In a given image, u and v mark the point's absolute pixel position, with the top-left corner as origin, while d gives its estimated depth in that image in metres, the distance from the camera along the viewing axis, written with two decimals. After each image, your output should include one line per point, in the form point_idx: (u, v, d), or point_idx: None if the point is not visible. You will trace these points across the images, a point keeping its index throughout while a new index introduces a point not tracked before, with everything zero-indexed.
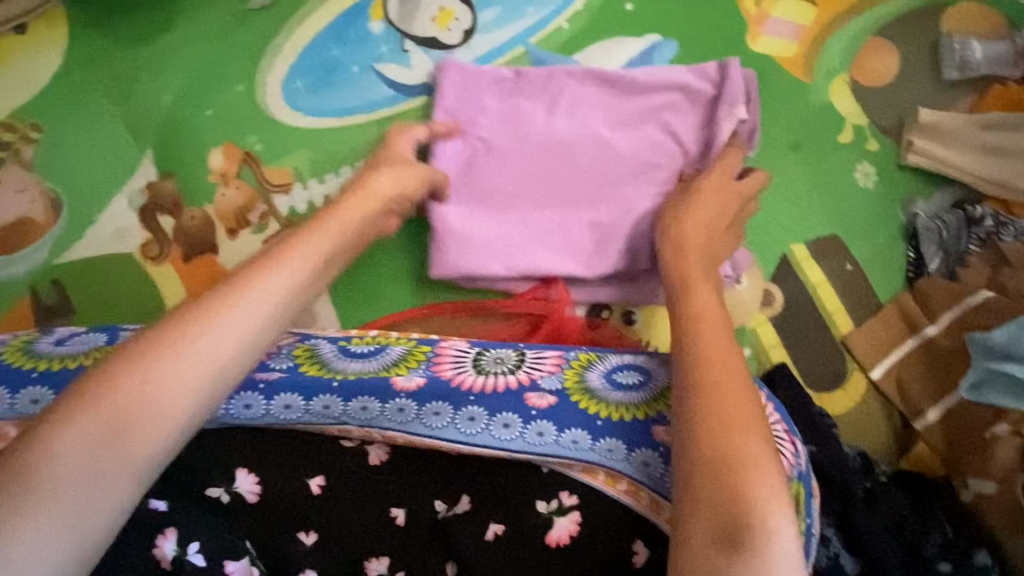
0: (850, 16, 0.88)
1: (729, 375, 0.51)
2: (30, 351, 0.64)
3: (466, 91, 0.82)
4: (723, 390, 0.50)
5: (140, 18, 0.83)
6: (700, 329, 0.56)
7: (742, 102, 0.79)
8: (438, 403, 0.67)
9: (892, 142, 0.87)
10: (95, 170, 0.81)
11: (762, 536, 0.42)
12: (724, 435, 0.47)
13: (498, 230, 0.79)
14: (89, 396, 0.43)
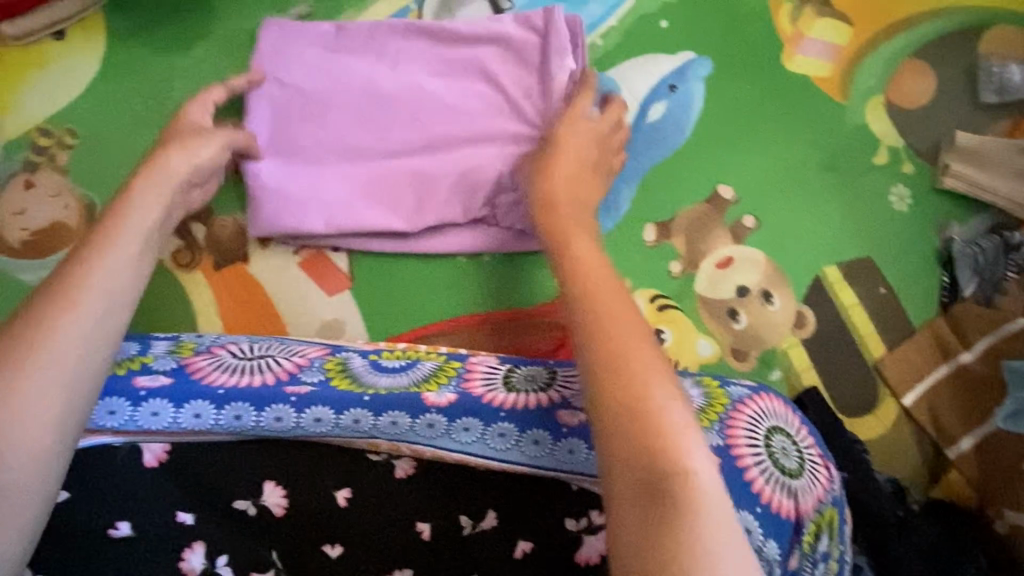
0: (887, 37, 0.88)
1: (630, 330, 0.52)
2: None
3: (284, 42, 0.80)
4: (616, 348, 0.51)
5: (178, 27, 0.84)
6: (586, 293, 0.56)
7: (569, 52, 0.76)
8: (469, 419, 0.66)
9: (929, 165, 0.86)
10: (129, 176, 0.81)
11: (679, 486, 0.45)
12: (629, 388, 0.49)
13: (310, 182, 0.78)
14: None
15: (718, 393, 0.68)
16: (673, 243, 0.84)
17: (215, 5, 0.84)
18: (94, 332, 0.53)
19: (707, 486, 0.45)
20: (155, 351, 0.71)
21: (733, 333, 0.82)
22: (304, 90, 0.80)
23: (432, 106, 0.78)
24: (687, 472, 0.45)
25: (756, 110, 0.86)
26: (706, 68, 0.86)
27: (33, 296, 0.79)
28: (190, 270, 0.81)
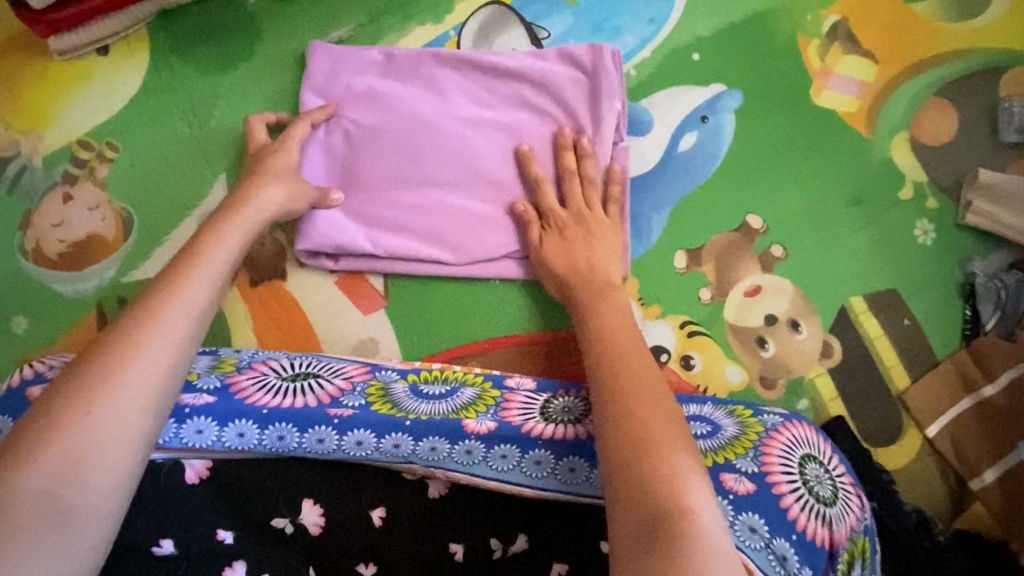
0: (911, 75, 0.90)
1: (644, 389, 0.56)
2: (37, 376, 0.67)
3: (335, 71, 0.82)
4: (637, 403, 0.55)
5: (221, 45, 0.85)
6: (612, 363, 0.60)
7: (619, 94, 0.80)
8: (506, 446, 0.66)
9: (952, 201, 0.88)
10: (168, 191, 0.82)
11: (685, 526, 0.45)
12: (637, 435, 0.52)
13: (360, 210, 0.80)
14: (49, 422, 0.48)
15: (750, 422, 0.69)
16: (702, 271, 0.85)
17: (258, 25, 0.85)
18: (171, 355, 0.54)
19: (710, 528, 0.46)
20: (197, 370, 0.73)
21: (761, 360, 0.83)
22: (347, 119, 0.81)
23: (477, 145, 0.81)
24: (688, 512, 0.46)
25: (784, 143, 0.88)
26: (737, 100, 0.89)
27: (69, 306, 0.80)
28: None
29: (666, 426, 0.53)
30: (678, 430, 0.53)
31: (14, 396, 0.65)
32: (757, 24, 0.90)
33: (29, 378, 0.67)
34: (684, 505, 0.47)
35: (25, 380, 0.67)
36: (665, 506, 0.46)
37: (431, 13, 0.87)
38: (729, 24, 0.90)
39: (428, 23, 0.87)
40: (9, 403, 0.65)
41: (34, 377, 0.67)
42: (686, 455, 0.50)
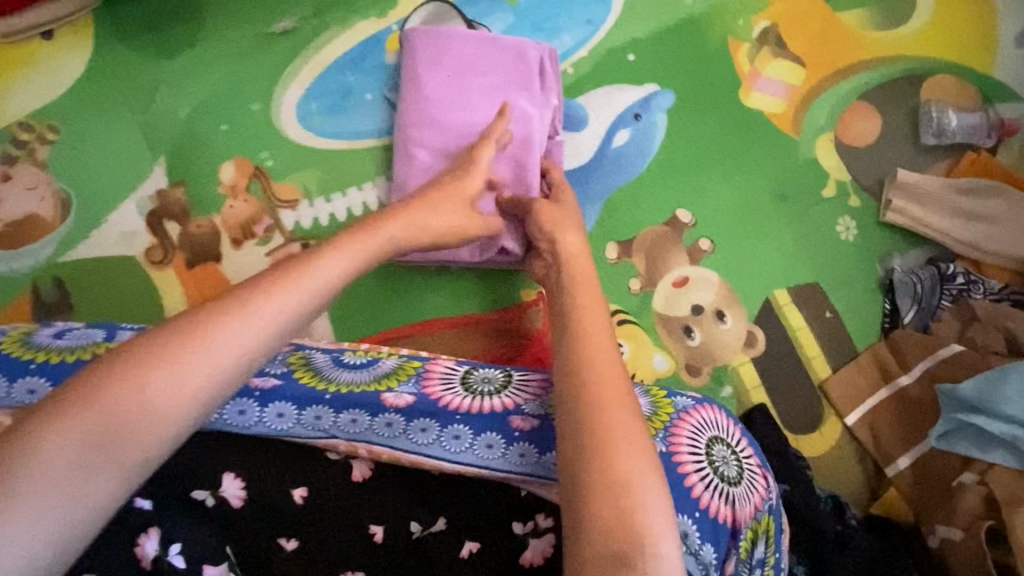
0: (838, 80, 0.94)
1: (614, 389, 0.49)
2: (29, 342, 0.66)
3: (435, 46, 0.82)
4: (605, 391, 0.49)
5: (166, 33, 0.87)
6: (585, 345, 0.53)
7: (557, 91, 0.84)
8: (425, 419, 0.67)
9: (873, 200, 0.91)
10: (108, 173, 0.83)
11: (647, 552, 0.41)
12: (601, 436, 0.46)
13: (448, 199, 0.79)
14: (78, 403, 0.37)
15: (664, 403, 0.71)
16: (633, 262, 0.88)
17: (203, 14, 0.88)
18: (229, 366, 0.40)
19: (665, 549, 0.42)
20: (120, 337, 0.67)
21: (688, 349, 0.86)
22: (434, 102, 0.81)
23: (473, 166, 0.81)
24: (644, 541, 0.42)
25: (715, 142, 0.91)
26: (670, 99, 0.92)
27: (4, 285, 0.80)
28: (161, 267, 0.82)
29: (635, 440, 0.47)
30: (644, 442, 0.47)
31: (7, 360, 0.64)
32: (691, 27, 0.94)
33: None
34: (647, 530, 0.42)
35: None
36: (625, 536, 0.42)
37: (375, 8, 0.90)
38: (664, 27, 0.93)
39: (372, 17, 0.89)
40: None
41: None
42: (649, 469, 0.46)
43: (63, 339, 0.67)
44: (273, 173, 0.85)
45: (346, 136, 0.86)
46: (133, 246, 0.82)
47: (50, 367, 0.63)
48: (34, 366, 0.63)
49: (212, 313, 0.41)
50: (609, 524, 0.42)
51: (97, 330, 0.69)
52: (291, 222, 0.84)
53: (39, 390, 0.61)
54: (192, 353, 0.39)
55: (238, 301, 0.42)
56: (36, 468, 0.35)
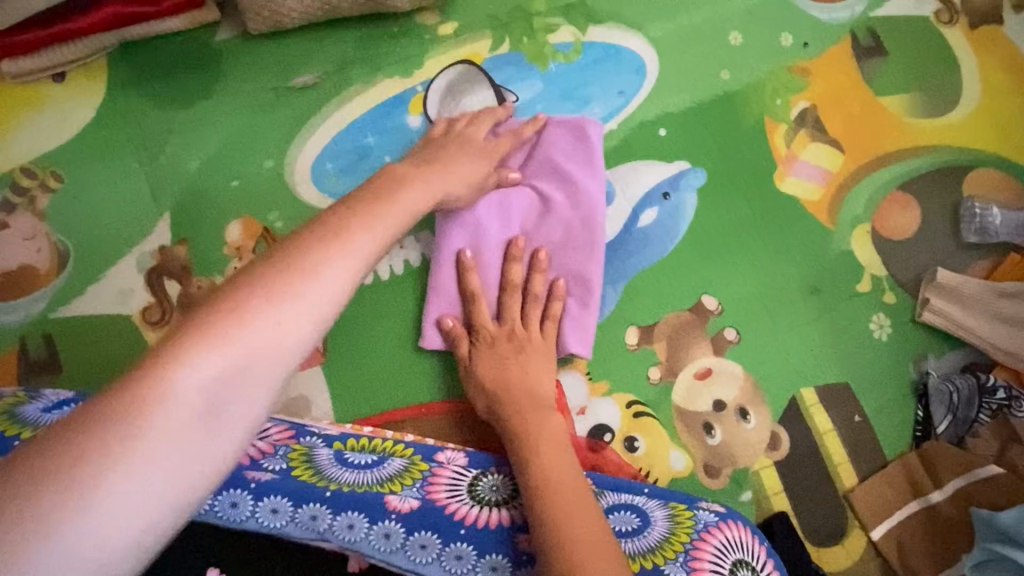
0: (877, 167, 0.90)
1: (588, 539, 0.57)
2: (15, 415, 0.62)
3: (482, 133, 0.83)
4: (573, 527, 0.58)
5: (181, 82, 0.83)
6: (547, 489, 0.63)
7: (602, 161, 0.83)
8: (427, 534, 0.62)
9: (909, 297, 0.87)
10: (109, 226, 0.79)
11: None
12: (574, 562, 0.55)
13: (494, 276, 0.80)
14: (210, 337, 0.41)
15: (683, 519, 0.68)
16: (653, 348, 0.83)
17: (221, 64, 0.84)
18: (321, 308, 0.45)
19: None
20: None
21: (706, 448, 0.81)
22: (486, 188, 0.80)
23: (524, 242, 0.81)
24: None
25: (746, 226, 0.87)
26: (700, 178, 0.88)
27: None
28: (158, 328, 0.77)
29: (598, 545, 0.57)
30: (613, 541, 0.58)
31: None
32: (727, 104, 0.90)
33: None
34: None
35: None
36: None
37: (399, 69, 0.87)
38: (697, 102, 0.90)
39: (396, 76, 0.87)
40: None
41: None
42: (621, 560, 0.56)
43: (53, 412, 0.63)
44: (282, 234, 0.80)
45: None
46: (129, 304, 0.78)
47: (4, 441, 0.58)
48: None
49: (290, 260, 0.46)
50: None
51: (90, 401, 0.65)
52: None
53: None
54: (289, 302, 0.44)
55: (317, 245, 0.49)
56: (181, 392, 0.39)
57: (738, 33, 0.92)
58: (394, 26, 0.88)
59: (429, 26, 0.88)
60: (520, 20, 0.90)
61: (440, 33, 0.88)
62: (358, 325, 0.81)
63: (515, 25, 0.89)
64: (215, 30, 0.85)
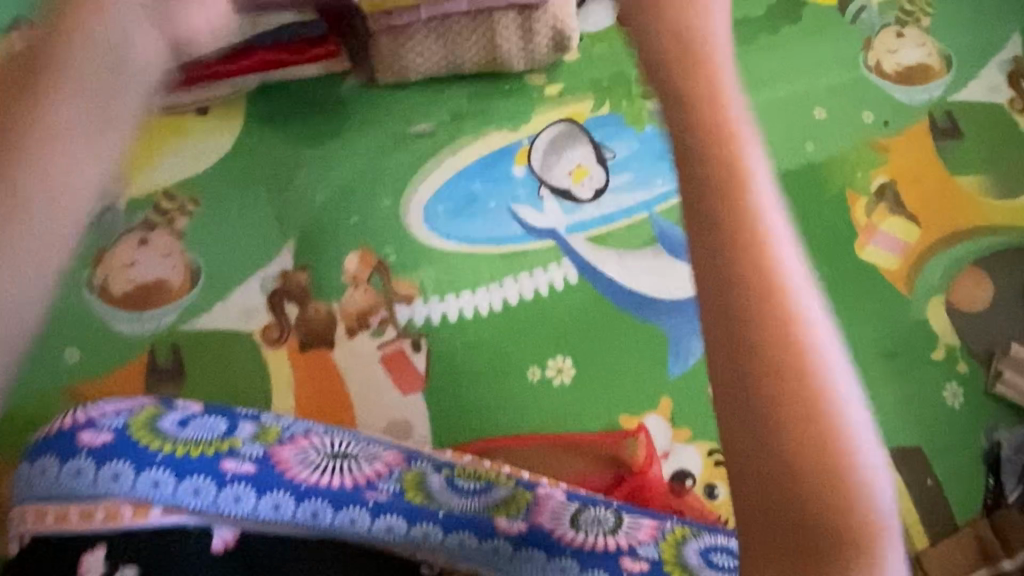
0: (952, 241, 0.94)
1: (796, 325, 0.40)
2: (157, 431, 0.70)
3: None
4: (774, 296, 0.40)
5: (312, 122, 0.91)
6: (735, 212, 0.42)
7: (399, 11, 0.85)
8: (532, 549, 0.67)
9: (982, 368, 0.90)
10: (238, 250, 0.86)
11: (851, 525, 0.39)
12: (775, 350, 0.39)
13: None
14: None
15: None
16: None
17: (348, 109, 0.92)
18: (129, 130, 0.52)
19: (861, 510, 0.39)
20: (240, 435, 0.72)
21: None
22: None
23: None
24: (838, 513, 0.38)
25: (827, 289, 0.91)
26: None
27: (123, 347, 0.82)
28: (276, 347, 0.83)
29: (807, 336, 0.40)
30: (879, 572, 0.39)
31: (133, 446, 0.69)
32: (811, 174, 0.96)
33: (79, 423, 0.71)
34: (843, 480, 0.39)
35: (77, 425, 0.71)
36: (823, 497, 0.38)
37: (508, 122, 0.94)
38: (782, 170, 0.96)
39: (505, 129, 0.94)
40: (58, 445, 0.70)
41: (86, 422, 0.71)
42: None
43: (186, 429, 0.72)
44: (395, 267, 0.87)
45: (464, 239, 0.90)
46: (251, 323, 0.84)
47: (172, 458, 0.68)
48: (159, 458, 0.68)
49: (21, 142, 0.46)
50: (792, 453, 0.39)
51: (218, 421, 0.73)
52: (406, 317, 0.86)
53: (163, 484, 0.66)
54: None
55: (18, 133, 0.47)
56: None
57: (822, 108, 0.99)
58: (505, 83, 0.95)
59: (536, 86, 0.95)
60: (620, 84, 0.96)
61: (547, 93, 0.95)
62: (461, 357, 0.85)
63: (615, 90, 0.96)
64: (345, 79, 0.93)
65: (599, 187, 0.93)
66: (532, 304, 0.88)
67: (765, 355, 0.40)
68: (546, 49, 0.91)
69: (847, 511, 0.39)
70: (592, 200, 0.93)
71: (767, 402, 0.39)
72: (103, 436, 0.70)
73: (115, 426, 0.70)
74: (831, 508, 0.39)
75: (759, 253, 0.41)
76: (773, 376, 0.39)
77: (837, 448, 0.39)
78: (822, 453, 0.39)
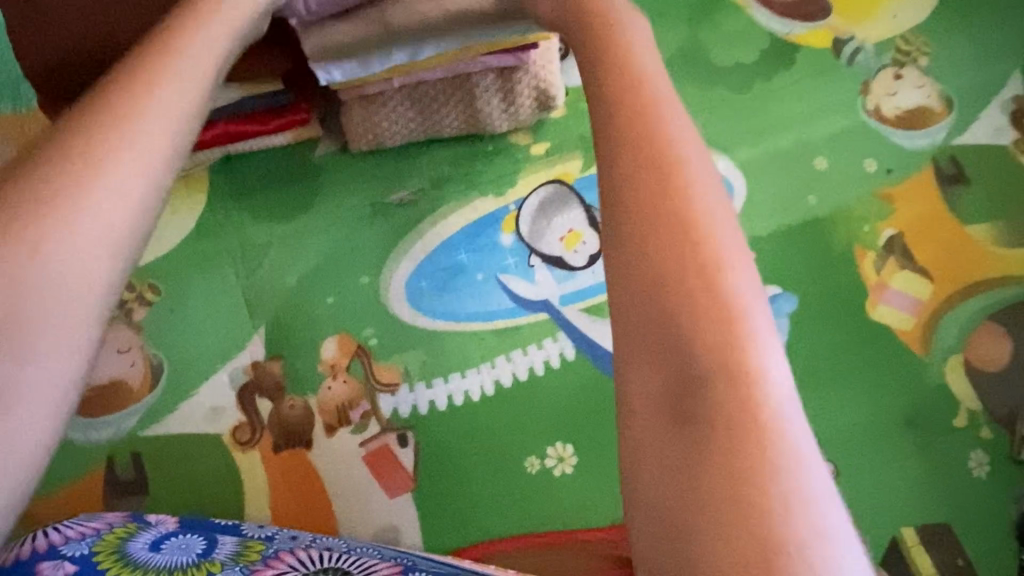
0: (968, 294, 0.89)
1: (688, 235, 0.40)
2: (126, 556, 0.61)
3: None
4: (662, 209, 0.41)
5: (282, 195, 0.85)
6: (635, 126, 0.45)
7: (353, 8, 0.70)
8: None
9: (1007, 433, 0.84)
10: (205, 342, 0.79)
11: (749, 439, 0.34)
12: (667, 262, 0.39)
13: None
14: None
15: None
16: None
17: (319, 178, 0.86)
18: (124, 211, 0.44)
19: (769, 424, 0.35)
20: (219, 555, 0.63)
21: None
22: None
23: None
24: (745, 422, 0.34)
25: (838, 354, 0.86)
26: (791, 304, 0.88)
27: (80, 456, 0.75)
28: (247, 448, 0.76)
29: (703, 248, 0.39)
30: (769, 459, 0.33)
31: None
32: (815, 229, 0.91)
33: (39, 552, 0.61)
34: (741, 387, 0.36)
35: (36, 553, 0.61)
36: (720, 403, 0.35)
37: (493, 186, 0.87)
38: (783, 227, 0.91)
39: (490, 195, 0.87)
40: None
41: (46, 550, 0.61)
42: (808, 518, 0.32)
43: (159, 553, 0.63)
44: (376, 352, 0.80)
45: (450, 316, 0.82)
46: (220, 423, 0.77)
47: None
48: None
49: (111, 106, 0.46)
50: (685, 365, 0.37)
51: (196, 542, 0.66)
52: (390, 407, 0.79)
53: None
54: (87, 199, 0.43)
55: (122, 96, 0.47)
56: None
57: (823, 158, 0.94)
58: (487, 144, 0.88)
59: (521, 146, 0.89)
60: None
61: (531, 152, 0.89)
62: (451, 451, 0.78)
63: None
64: (316, 145, 0.87)
65: (593, 253, 0.86)
66: (527, 385, 0.81)
67: (642, 211, 0.42)
68: (529, 109, 0.85)
69: (735, 392, 0.36)
70: (586, 267, 0.85)
71: (652, 264, 0.40)
72: (65, 566, 0.59)
73: (80, 554, 0.61)
74: (719, 386, 0.36)
75: (662, 192, 0.42)
76: (662, 283, 0.39)
77: (735, 354, 0.36)
78: (715, 360, 0.36)
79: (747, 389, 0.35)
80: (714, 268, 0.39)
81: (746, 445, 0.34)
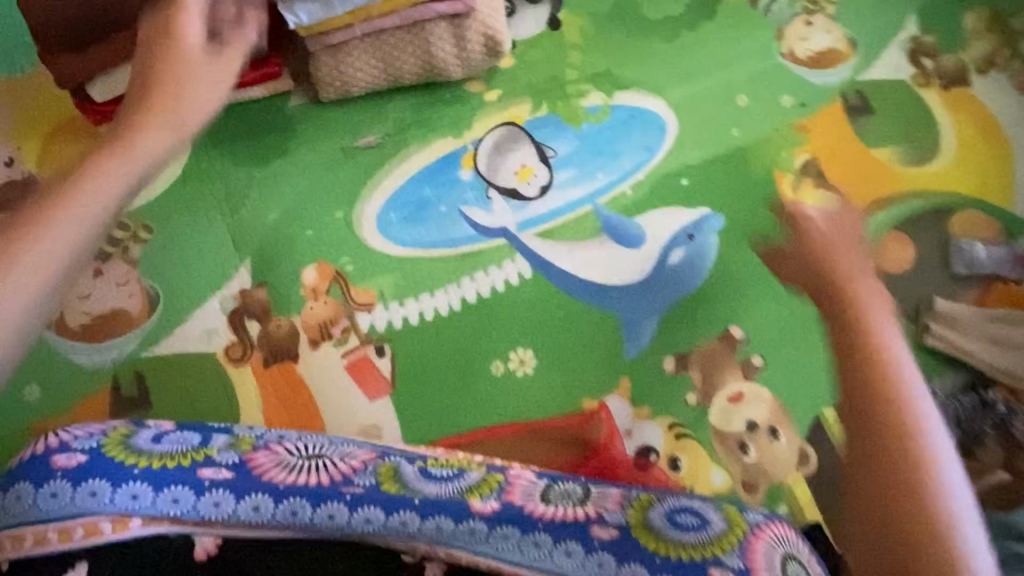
0: (875, 208, 1.01)
1: (896, 394, 0.56)
2: (132, 446, 0.69)
3: None
4: (891, 381, 0.57)
5: (261, 144, 0.94)
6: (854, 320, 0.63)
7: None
8: (507, 527, 0.63)
9: (912, 323, 0.96)
10: (196, 274, 0.88)
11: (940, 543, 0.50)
12: (880, 414, 0.56)
13: None
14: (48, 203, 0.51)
15: (736, 518, 0.63)
16: (689, 375, 0.88)
17: (293, 128, 0.95)
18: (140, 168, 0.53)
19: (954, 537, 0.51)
20: (215, 444, 0.72)
21: (743, 465, 0.85)
22: None
23: None
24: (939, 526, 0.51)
25: None
26: (719, 222, 0.96)
27: (86, 377, 0.84)
28: (239, 364, 0.85)
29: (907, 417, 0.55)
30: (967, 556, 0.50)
31: (108, 462, 0.67)
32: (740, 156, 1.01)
33: (52, 447, 0.68)
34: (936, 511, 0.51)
35: (48, 449, 0.68)
36: (913, 514, 0.51)
37: (452, 129, 0.97)
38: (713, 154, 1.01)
39: (449, 136, 0.97)
40: (30, 471, 0.66)
41: (58, 445, 0.68)
42: None
43: (161, 444, 0.71)
44: (352, 277, 0.89)
45: (418, 243, 0.92)
46: (213, 343, 0.85)
47: (153, 471, 0.67)
48: (137, 471, 0.67)
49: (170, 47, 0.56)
50: (898, 492, 0.52)
51: (192, 435, 0.73)
52: (367, 323, 0.88)
53: (143, 495, 0.65)
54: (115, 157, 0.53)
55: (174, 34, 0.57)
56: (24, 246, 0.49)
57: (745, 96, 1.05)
58: (444, 92, 0.98)
59: (475, 93, 0.99)
60: (556, 86, 1.01)
61: (485, 98, 0.99)
62: (425, 359, 0.87)
63: (551, 91, 1.00)
64: (289, 98, 0.96)
65: (544, 185, 0.96)
66: (490, 299, 0.90)
67: (862, 376, 0.58)
68: (480, 55, 0.94)
69: (932, 523, 0.51)
70: (539, 196, 0.96)
71: (880, 457, 0.54)
72: (76, 457, 0.67)
73: (89, 447, 0.69)
74: (922, 525, 0.51)
75: (876, 357, 0.59)
76: (888, 430, 0.55)
77: (923, 469, 0.53)
78: (912, 485, 0.52)
79: (933, 501, 0.52)
80: (914, 419, 0.55)
81: (945, 549, 0.50)
